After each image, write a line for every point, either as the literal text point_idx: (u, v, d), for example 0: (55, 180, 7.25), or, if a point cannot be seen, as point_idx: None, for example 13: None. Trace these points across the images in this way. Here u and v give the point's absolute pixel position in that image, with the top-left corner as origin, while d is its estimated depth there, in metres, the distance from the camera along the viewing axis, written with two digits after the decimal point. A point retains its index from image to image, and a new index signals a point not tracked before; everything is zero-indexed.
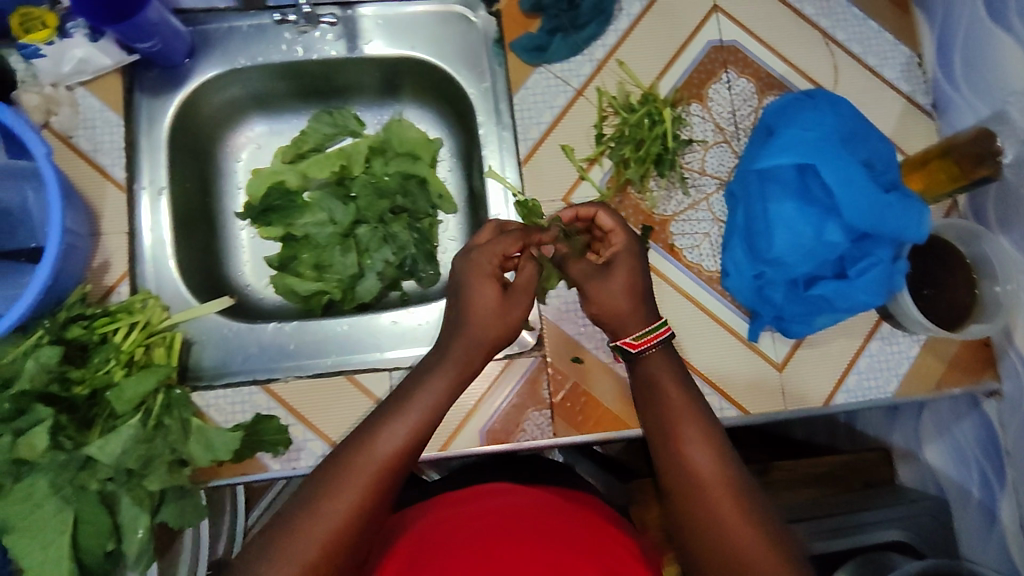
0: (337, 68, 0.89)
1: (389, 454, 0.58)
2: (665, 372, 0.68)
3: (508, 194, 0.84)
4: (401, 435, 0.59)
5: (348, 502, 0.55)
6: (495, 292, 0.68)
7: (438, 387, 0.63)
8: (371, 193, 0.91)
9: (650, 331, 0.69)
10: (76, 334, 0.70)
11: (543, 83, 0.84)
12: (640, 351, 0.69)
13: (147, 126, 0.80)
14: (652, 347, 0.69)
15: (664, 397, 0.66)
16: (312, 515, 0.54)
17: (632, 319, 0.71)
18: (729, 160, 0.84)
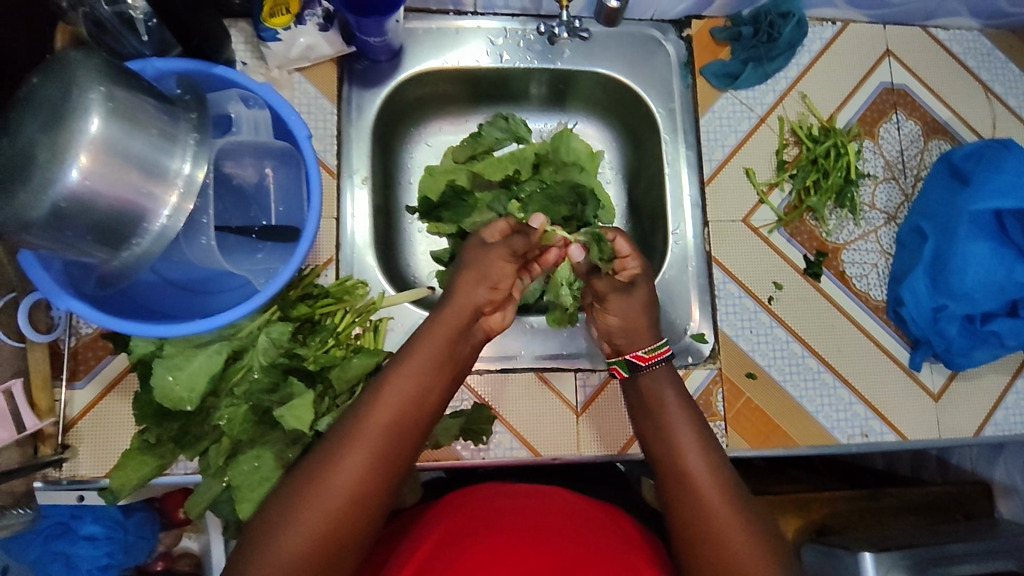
0: (520, 77, 0.92)
1: (384, 428, 0.59)
2: (664, 385, 0.72)
3: (688, 210, 0.87)
4: (386, 412, 0.59)
5: (346, 478, 0.56)
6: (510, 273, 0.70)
7: (425, 357, 0.63)
8: (543, 199, 0.90)
9: (654, 348, 0.73)
10: (302, 312, 0.72)
11: (729, 108, 0.88)
12: (649, 365, 0.72)
13: (356, 115, 0.82)
14: (659, 363, 0.72)
15: (660, 412, 0.70)
16: (313, 492, 0.55)
17: (644, 336, 0.74)
18: (897, 197, 0.89)
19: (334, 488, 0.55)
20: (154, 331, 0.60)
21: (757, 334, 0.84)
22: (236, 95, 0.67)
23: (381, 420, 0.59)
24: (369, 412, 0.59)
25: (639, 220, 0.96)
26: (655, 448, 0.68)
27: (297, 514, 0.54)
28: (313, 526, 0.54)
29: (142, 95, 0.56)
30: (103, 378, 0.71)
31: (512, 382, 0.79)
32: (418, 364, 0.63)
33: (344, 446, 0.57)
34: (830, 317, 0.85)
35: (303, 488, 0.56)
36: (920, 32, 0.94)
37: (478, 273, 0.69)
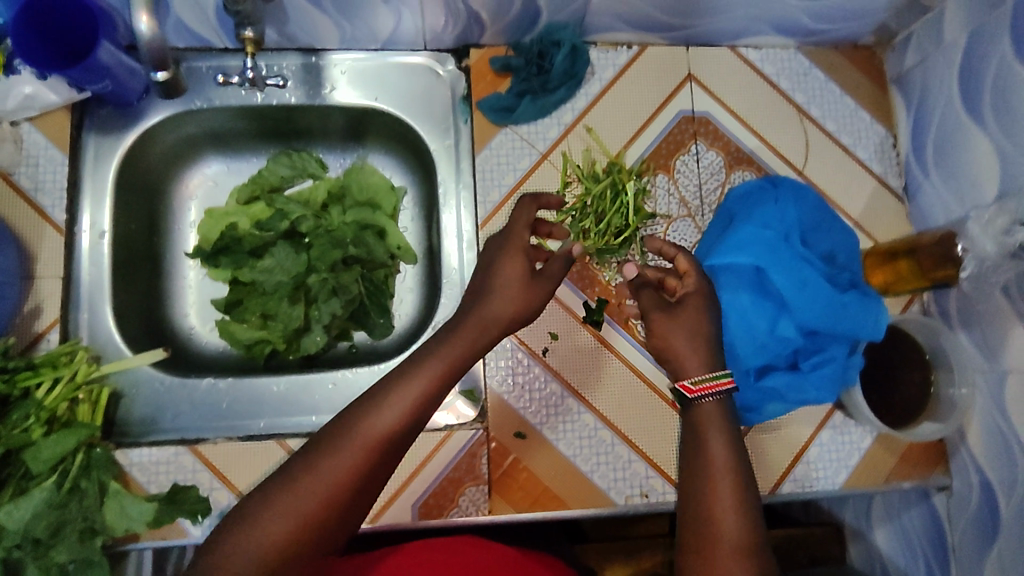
0: (299, 115, 0.87)
1: (380, 433, 0.53)
2: (717, 425, 0.60)
3: (464, 254, 0.82)
4: (396, 414, 0.54)
5: (339, 470, 0.52)
6: (520, 273, 0.65)
7: (432, 372, 0.57)
8: (325, 242, 0.87)
9: (708, 377, 0.61)
10: None
11: (507, 144, 0.83)
12: (696, 396, 0.61)
13: (92, 166, 0.79)
14: (710, 394, 0.61)
15: (704, 447, 0.59)
16: (301, 482, 0.51)
17: (693, 360, 0.63)
18: (692, 235, 0.82)
19: (335, 468, 0.52)
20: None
21: (528, 389, 0.78)
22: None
23: (373, 443, 0.53)
24: (359, 426, 0.53)
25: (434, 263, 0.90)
26: (691, 500, 0.58)
27: (267, 506, 0.50)
28: (293, 517, 0.50)
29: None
30: None
31: (247, 452, 0.71)
32: (420, 390, 0.56)
33: (301, 480, 0.51)
34: (609, 367, 0.80)
35: (297, 468, 0.52)
36: (725, 53, 0.88)
37: (478, 316, 0.62)
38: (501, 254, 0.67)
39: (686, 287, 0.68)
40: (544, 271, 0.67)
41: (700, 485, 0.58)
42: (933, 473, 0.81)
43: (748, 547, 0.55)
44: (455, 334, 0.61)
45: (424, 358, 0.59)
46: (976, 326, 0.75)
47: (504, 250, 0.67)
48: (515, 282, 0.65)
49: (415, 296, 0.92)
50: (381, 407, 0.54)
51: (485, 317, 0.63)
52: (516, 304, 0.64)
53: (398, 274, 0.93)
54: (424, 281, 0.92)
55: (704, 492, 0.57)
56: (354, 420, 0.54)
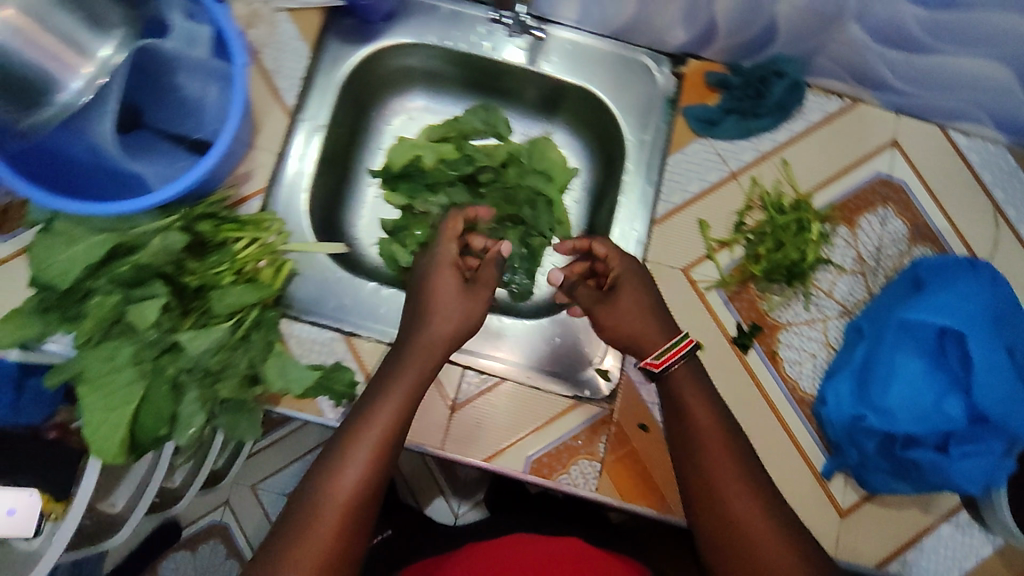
0: (511, 75, 0.92)
1: (372, 444, 0.66)
2: (689, 387, 0.72)
3: (630, 245, 0.83)
4: (374, 436, 0.66)
5: (335, 506, 0.63)
6: (456, 283, 0.74)
7: (398, 401, 0.68)
8: (499, 196, 0.93)
9: (669, 349, 0.73)
10: (205, 229, 0.74)
11: (701, 154, 0.84)
12: (663, 367, 0.72)
13: (328, 66, 0.85)
14: (675, 362, 0.73)
15: (693, 421, 0.71)
16: (318, 511, 0.63)
17: (653, 335, 0.74)
18: (859, 292, 0.82)
19: (339, 490, 0.64)
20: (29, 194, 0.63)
21: (662, 387, 0.79)
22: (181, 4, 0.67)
23: (335, 510, 0.63)
24: (364, 435, 0.66)
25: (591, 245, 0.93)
26: (687, 471, 0.70)
27: (290, 551, 0.62)
28: (319, 549, 0.62)
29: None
30: (18, 242, 0.74)
31: None
32: (391, 405, 0.68)
33: (316, 504, 0.63)
34: (744, 392, 0.80)
35: (316, 492, 0.64)
36: (935, 130, 0.87)
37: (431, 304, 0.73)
38: (432, 269, 0.76)
39: (614, 267, 0.77)
40: (477, 279, 0.76)
41: (696, 457, 0.70)
42: None
43: (769, 533, 0.66)
44: (403, 364, 0.70)
45: (384, 381, 0.70)
46: None
47: (432, 246, 0.79)
48: (472, 299, 0.74)
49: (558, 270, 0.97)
50: (341, 467, 0.65)
51: (430, 337, 0.71)
52: (455, 316, 0.72)
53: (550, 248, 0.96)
54: None
55: (697, 456, 0.70)
56: (351, 430, 0.67)
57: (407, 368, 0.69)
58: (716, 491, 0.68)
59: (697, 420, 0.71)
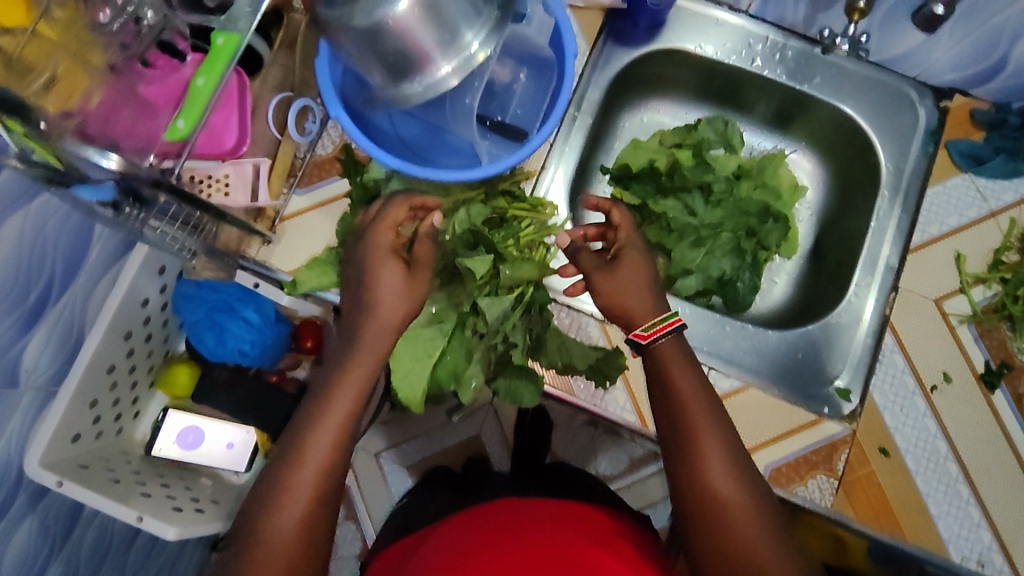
0: (761, 90, 0.93)
1: (333, 439, 0.62)
2: (677, 359, 0.68)
3: (879, 267, 0.84)
4: (338, 425, 0.62)
5: (300, 498, 0.60)
6: (400, 274, 0.66)
7: (350, 395, 0.64)
8: (734, 208, 0.92)
9: (658, 322, 0.69)
10: (500, 204, 0.80)
11: (962, 189, 0.84)
12: (650, 341, 0.68)
13: (601, 64, 0.88)
14: (663, 337, 0.68)
15: (675, 385, 0.67)
16: (279, 506, 0.59)
17: (643, 309, 0.70)
18: None
19: (301, 480, 0.60)
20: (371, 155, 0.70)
21: (907, 413, 0.79)
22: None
23: (301, 501, 0.60)
24: (320, 426, 0.62)
25: (821, 264, 0.93)
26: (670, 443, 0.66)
27: (258, 530, 0.59)
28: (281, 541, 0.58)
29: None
30: (317, 196, 0.79)
31: None
32: (350, 392, 0.63)
33: (280, 498, 0.59)
34: (988, 430, 0.79)
35: (279, 478, 0.61)
36: None
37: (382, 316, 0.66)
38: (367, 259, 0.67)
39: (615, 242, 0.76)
40: (418, 259, 0.68)
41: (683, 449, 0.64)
42: None
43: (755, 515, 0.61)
44: (360, 343, 0.65)
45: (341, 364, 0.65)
46: None
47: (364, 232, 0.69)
48: (413, 289, 0.67)
49: (780, 287, 0.96)
50: (303, 453, 0.61)
51: (382, 321, 0.66)
52: (406, 300, 0.66)
53: (772, 264, 0.97)
54: (799, 278, 0.96)
55: (683, 428, 0.65)
56: (305, 431, 0.62)
57: (364, 350, 0.65)
58: (694, 455, 0.64)
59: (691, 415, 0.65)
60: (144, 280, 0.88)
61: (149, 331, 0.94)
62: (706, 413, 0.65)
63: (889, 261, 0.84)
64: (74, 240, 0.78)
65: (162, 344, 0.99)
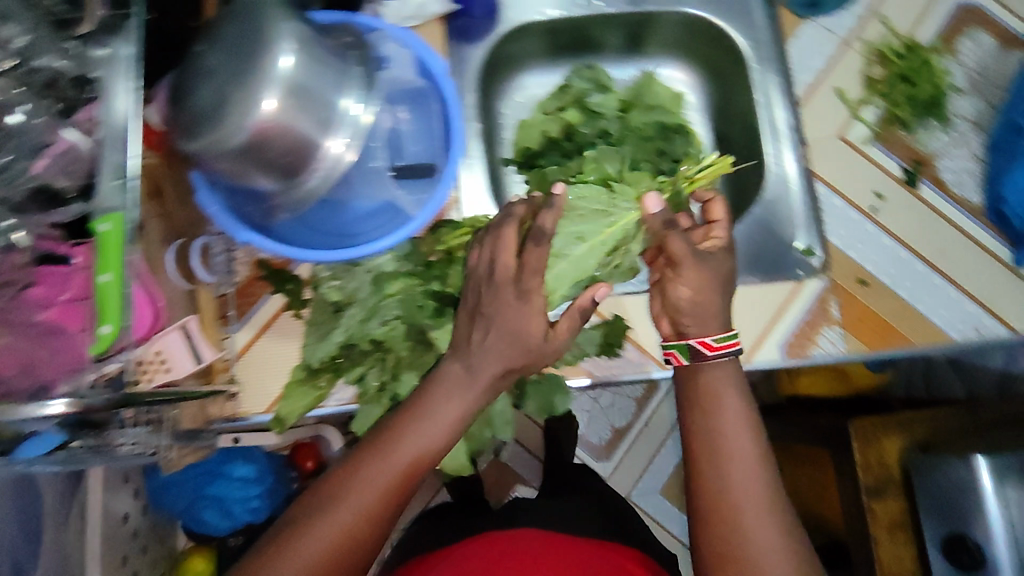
0: (606, 24, 0.96)
1: (381, 487, 0.62)
2: (725, 385, 0.72)
3: (780, 130, 0.90)
4: (388, 472, 0.62)
5: (324, 541, 0.60)
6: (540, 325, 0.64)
7: (409, 454, 0.62)
8: (637, 138, 0.95)
9: (725, 338, 0.72)
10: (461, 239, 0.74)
11: (813, 34, 0.92)
12: (716, 353, 0.72)
13: (459, 69, 0.88)
14: (727, 354, 0.72)
15: (721, 410, 0.71)
16: (303, 538, 0.60)
17: (715, 321, 0.72)
18: (985, 108, 0.91)
19: (332, 527, 0.60)
20: (310, 261, 0.67)
21: (866, 243, 0.85)
22: (389, 33, 0.69)
23: (333, 540, 0.60)
24: (373, 474, 0.62)
25: (731, 156, 0.98)
26: (704, 466, 0.70)
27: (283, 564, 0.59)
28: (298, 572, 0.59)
29: (314, 44, 0.58)
30: (256, 322, 0.73)
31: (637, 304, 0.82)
32: (410, 445, 0.63)
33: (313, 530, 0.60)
34: (930, 226, 0.87)
35: (313, 513, 0.61)
36: None
37: (501, 358, 0.63)
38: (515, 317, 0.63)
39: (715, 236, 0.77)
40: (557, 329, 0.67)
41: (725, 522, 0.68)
42: None
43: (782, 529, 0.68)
44: (434, 395, 0.64)
45: (412, 414, 0.64)
46: None
47: (493, 314, 0.63)
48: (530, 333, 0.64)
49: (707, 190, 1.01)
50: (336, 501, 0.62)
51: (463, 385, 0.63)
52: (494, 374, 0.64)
53: None
54: (720, 174, 1.00)
55: (721, 460, 0.70)
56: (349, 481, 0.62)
57: (435, 410, 0.63)
58: (722, 466, 0.69)
59: (736, 490, 0.69)
60: (112, 496, 0.78)
61: (140, 544, 0.84)
62: (750, 444, 0.70)
63: (792, 125, 0.89)
64: (19, 503, 0.65)
65: (159, 546, 0.89)
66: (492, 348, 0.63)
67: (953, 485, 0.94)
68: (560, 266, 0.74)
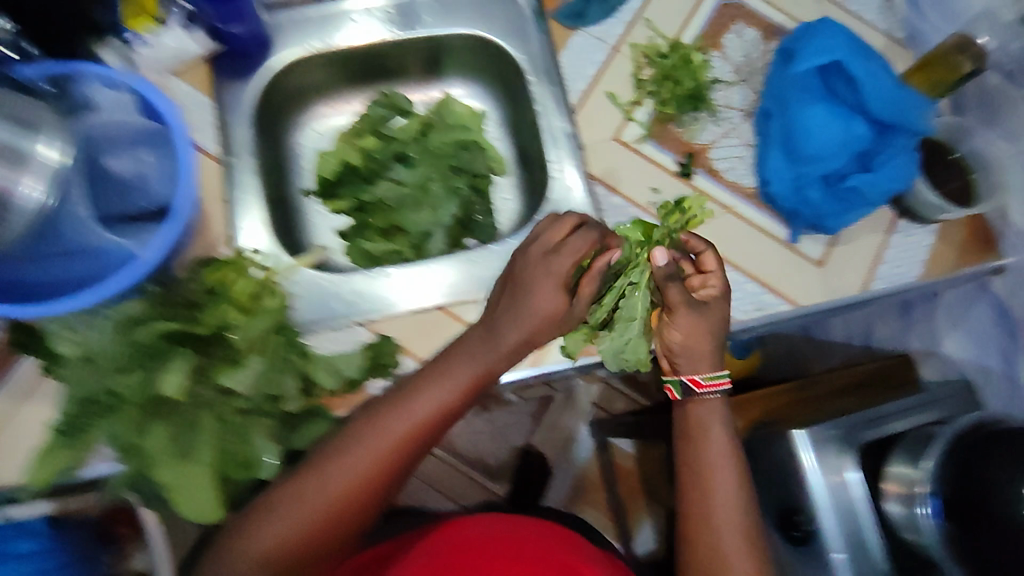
0: (391, 52, 0.98)
1: (402, 436, 0.70)
2: (711, 417, 0.82)
3: (558, 134, 0.93)
4: (365, 458, 0.68)
5: (291, 519, 0.67)
6: (561, 300, 0.75)
7: (392, 441, 0.70)
8: (432, 158, 0.98)
9: (713, 378, 0.82)
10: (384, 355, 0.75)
11: (582, 44, 0.95)
12: (704, 391, 0.81)
13: (230, 106, 0.87)
14: (713, 391, 0.82)
15: (699, 446, 0.81)
16: (320, 478, 0.69)
17: (704, 362, 0.80)
18: (751, 95, 0.96)
19: (336, 476, 0.69)
20: (26, 315, 0.65)
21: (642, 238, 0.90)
22: (95, 79, 0.71)
23: (344, 489, 0.69)
24: (392, 421, 0.70)
25: (529, 167, 1.01)
26: (702, 482, 0.80)
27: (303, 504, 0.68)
28: (297, 519, 0.68)
29: (12, 95, 0.65)
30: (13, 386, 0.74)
31: (418, 321, 0.81)
32: (400, 424, 0.70)
33: (324, 481, 0.68)
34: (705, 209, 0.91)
35: (325, 467, 0.69)
36: None
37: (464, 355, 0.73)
38: (536, 278, 0.75)
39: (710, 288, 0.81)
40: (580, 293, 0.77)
41: (705, 534, 0.79)
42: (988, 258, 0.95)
43: (750, 536, 0.79)
44: (458, 356, 0.73)
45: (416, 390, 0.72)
46: (999, 121, 0.92)
47: (549, 258, 0.76)
48: (557, 284, 0.74)
49: (513, 202, 1.03)
50: (341, 455, 0.69)
51: (501, 344, 0.74)
52: (500, 351, 0.74)
53: (494, 186, 1.04)
54: (521, 187, 1.03)
55: (709, 487, 0.80)
56: (379, 421, 0.71)
57: (460, 367, 0.73)
58: (706, 478, 0.80)
59: (716, 511, 0.79)
60: None
61: None
62: (733, 473, 0.80)
63: (570, 130, 0.93)
64: None
65: None
66: (523, 293, 0.75)
67: (773, 465, 1.00)
68: (629, 330, 0.82)
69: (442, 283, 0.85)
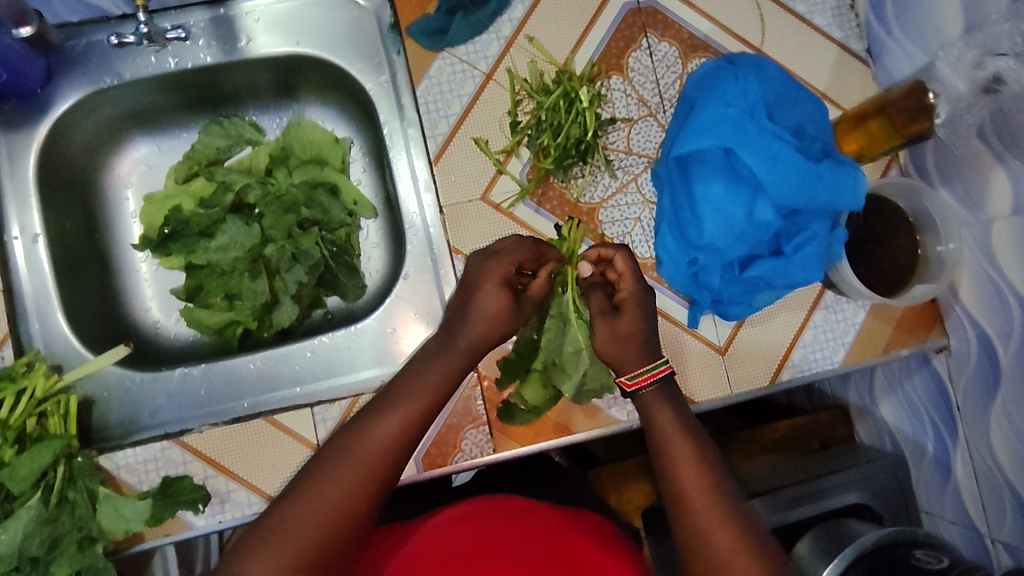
0: (220, 75, 0.80)
1: (375, 454, 0.57)
2: (664, 413, 0.63)
3: (417, 181, 0.77)
4: (391, 428, 0.59)
5: (318, 519, 0.54)
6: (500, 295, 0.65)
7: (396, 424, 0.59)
8: (276, 208, 0.80)
9: (644, 370, 0.65)
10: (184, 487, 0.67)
11: (447, 69, 0.76)
12: (634, 390, 0.65)
13: (9, 166, 0.73)
14: (647, 386, 0.64)
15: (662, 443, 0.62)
16: (302, 500, 0.54)
17: (629, 356, 0.66)
18: (656, 135, 0.77)
19: (349, 480, 0.56)
20: None
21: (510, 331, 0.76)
22: None
23: (349, 489, 0.55)
24: (369, 431, 0.58)
25: (396, 213, 0.86)
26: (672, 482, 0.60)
27: (258, 548, 0.53)
28: (303, 542, 0.53)
29: None
30: None
31: (238, 434, 0.71)
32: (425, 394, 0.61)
33: (294, 503, 0.54)
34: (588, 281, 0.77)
35: (337, 459, 0.57)
36: None
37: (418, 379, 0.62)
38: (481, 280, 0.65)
39: (623, 289, 0.69)
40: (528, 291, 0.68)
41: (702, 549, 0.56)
42: (931, 335, 0.81)
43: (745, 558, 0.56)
44: (432, 357, 0.64)
45: (404, 381, 0.63)
46: (956, 180, 0.74)
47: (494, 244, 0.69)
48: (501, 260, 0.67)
49: (382, 251, 0.89)
50: (334, 465, 0.56)
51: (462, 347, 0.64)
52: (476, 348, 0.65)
53: (360, 231, 0.89)
54: (388, 233, 0.89)
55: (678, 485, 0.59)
56: (350, 439, 0.58)
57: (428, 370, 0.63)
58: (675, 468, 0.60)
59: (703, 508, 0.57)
60: None
61: None
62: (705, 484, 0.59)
63: (432, 188, 0.76)
64: None
65: None
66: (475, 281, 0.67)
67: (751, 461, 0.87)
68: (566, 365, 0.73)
69: (313, 365, 0.76)
